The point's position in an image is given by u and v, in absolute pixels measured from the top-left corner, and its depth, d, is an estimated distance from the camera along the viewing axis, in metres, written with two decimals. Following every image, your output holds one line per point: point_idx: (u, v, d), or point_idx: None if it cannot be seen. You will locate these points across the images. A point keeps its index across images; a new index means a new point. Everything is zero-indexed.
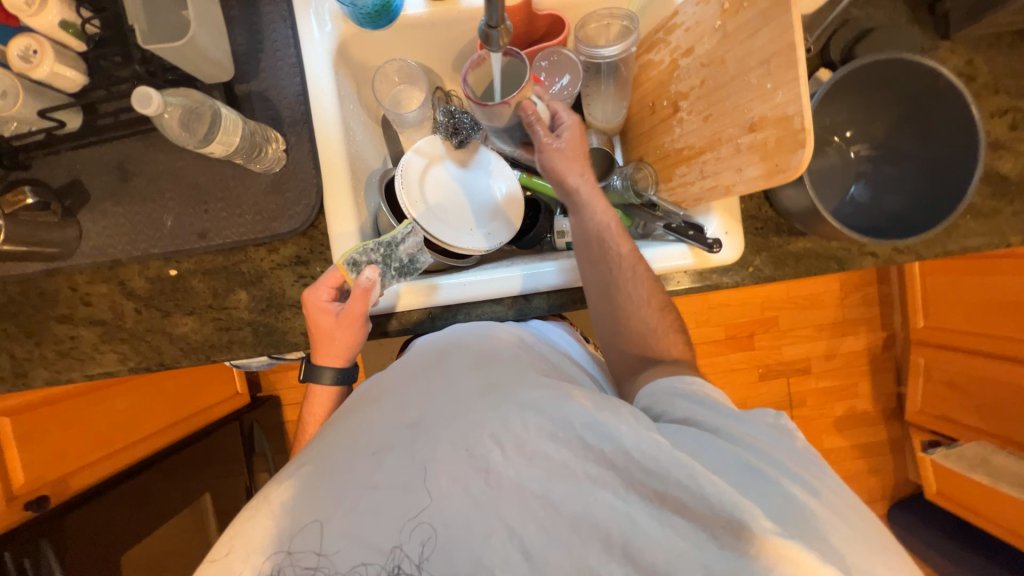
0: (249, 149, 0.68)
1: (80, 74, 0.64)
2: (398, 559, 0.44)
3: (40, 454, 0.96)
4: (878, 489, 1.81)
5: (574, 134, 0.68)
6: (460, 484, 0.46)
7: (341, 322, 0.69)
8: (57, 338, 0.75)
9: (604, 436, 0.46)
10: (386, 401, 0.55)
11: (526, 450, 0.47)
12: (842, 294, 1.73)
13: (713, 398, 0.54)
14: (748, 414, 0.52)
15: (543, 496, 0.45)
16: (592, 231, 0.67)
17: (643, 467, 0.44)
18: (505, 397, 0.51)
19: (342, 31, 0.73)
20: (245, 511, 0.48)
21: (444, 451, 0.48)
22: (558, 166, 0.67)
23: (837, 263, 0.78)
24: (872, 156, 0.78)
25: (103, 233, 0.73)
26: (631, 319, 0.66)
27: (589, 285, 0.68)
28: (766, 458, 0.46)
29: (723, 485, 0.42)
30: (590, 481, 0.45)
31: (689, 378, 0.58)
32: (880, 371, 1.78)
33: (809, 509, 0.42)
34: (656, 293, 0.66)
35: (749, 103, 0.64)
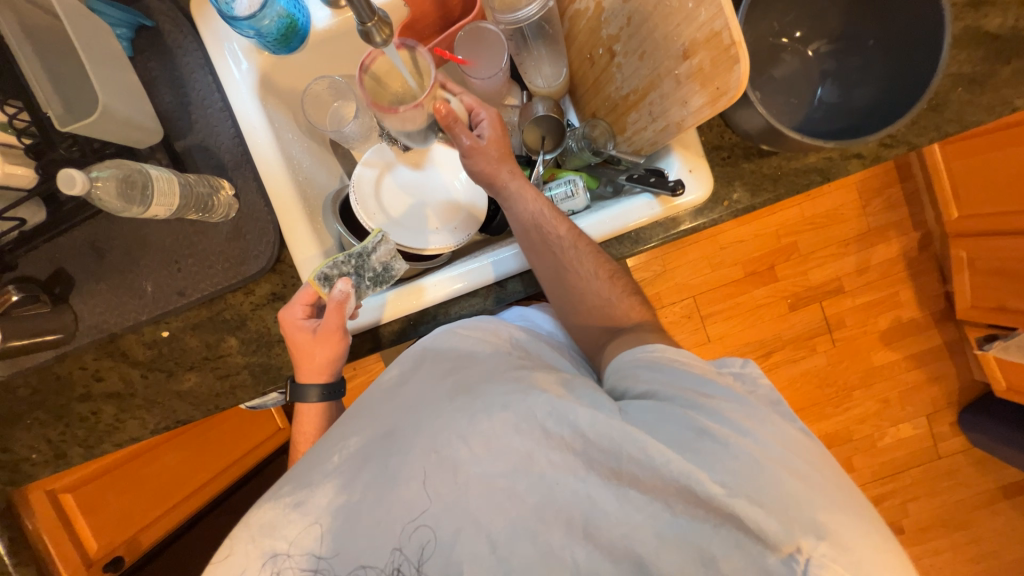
0: (197, 203, 0.70)
1: (27, 169, 0.65)
2: (398, 561, 0.47)
3: (105, 520, 1.05)
4: (943, 397, 1.70)
5: (494, 129, 0.66)
6: (428, 487, 0.48)
7: (318, 338, 0.69)
8: (82, 416, 0.80)
9: (564, 422, 0.48)
10: (363, 413, 0.58)
11: (492, 445, 0.49)
12: (861, 202, 1.61)
13: (675, 364, 0.54)
14: (708, 375, 0.53)
15: (509, 487, 0.47)
16: (528, 220, 0.67)
17: (599, 447, 0.47)
18: (471, 395, 0.52)
19: (260, 63, 0.73)
20: (234, 532, 0.51)
21: (414, 456, 0.50)
22: (485, 170, 0.67)
23: (821, 175, 0.72)
24: (833, 51, 0.71)
25: (95, 311, 0.77)
26: (585, 294, 0.68)
27: (540, 270, 0.68)
28: (722, 420, 0.47)
29: (673, 456, 0.45)
30: (552, 468, 0.47)
31: (651, 346, 0.57)
32: (921, 274, 1.65)
33: (762, 467, 0.44)
34: (603, 264, 0.66)
35: (676, 29, 0.60)
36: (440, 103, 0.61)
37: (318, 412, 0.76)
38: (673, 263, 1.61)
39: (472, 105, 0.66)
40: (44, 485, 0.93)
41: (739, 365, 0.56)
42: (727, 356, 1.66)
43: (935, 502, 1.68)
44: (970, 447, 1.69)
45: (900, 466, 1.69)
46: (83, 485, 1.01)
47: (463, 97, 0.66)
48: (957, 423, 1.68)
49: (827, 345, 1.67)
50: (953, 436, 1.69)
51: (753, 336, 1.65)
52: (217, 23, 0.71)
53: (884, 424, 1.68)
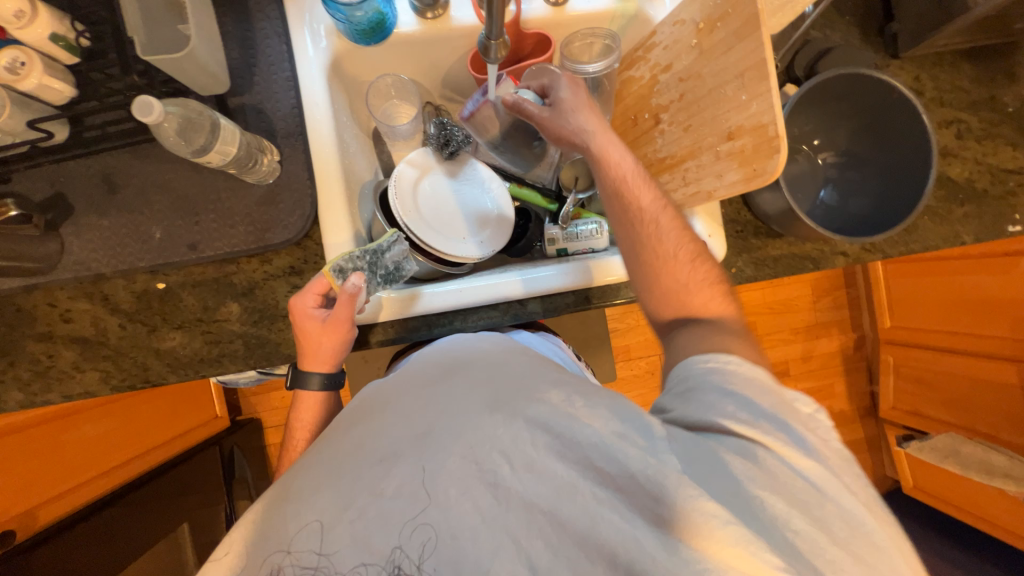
0: (243, 161, 0.68)
1: (68, 85, 0.64)
2: (398, 560, 0.46)
3: (6, 484, 0.88)
4: None
5: (570, 91, 0.70)
6: (469, 499, 0.48)
7: (327, 326, 0.68)
8: (33, 357, 0.72)
9: (611, 460, 0.47)
10: (394, 414, 0.56)
11: (535, 468, 0.48)
12: (815, 298, 1.80)
13: (743, 390, 0.50)
14: (784, 406, 0.48)
15: (552, 513, 0.46)
16: (610, 185, 0.67)
17: (649, 491, 0.45)
18: (514, 413, 0.51)
19: (336, 46, 0.75)
20: (249, 513, 0.52)
21: (452, 466, 0.49)
22: (569, 124, 0.69)
23: (812, 263, 0.83)
24: (837, 163, 0.84)
25: (87, 246, 0.71)
26: (666, 276, 0.64)
27: (620, 241, 0.67)
28: (789, 480, 0.44)
29: (725, 516, 0.42)
30: (596, 502, 0.46)
31: (725, 358, 0.53)
32: (855, 370, 1.85)
33: (815, 540, 0.42)
34: (684, 244, 0.64)
35: (726, 114, 0.68)
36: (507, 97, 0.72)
37: (318, 403, 0.73)
38: (646, 321, 1.70)
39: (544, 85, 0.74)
40: None
41: (810, 408, 0.50)
42: None
43: None
44: None
45: None
46: (3, 436, 0.88)
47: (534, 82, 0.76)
48: None
49: None
50: None
51: None
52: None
53: None
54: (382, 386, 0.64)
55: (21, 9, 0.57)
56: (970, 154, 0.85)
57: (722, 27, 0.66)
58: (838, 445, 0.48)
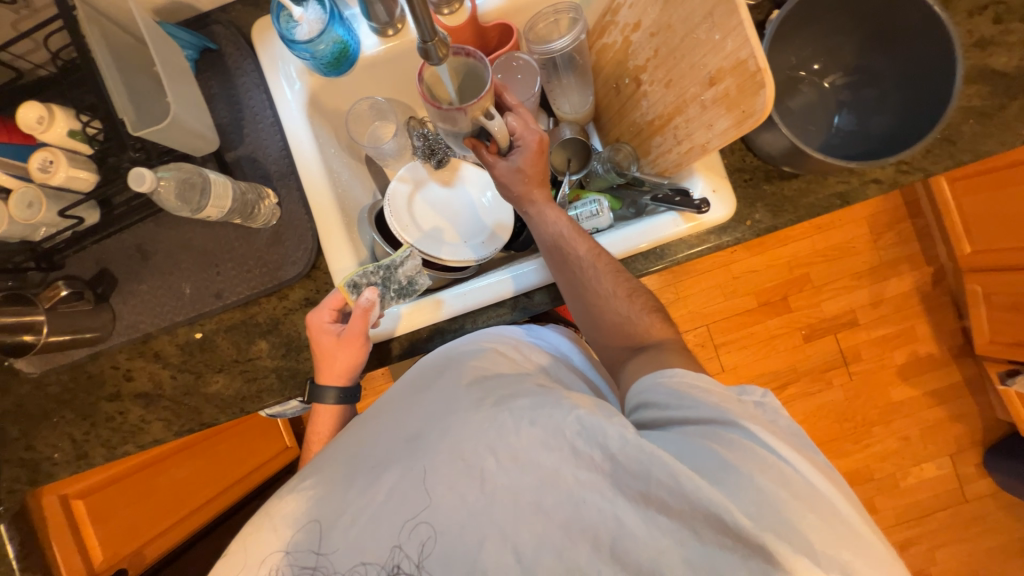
0: (243, 209, 0.74)
1: (91, 172, 0.71)
2: (398, 559, 0.48)
3: (110, 530, 1.00)
4: (966, 436, 1.65)
5: (527, 160, 0.67)
6: (456, 495, 0.48)
7: (342, 341, 0.70)
8: (108, 415, 0.81)
9: (594, 442, 0.48)
10: (386, 419, 0.59)
11: (519, 458, 0.49)
12: (873, 235, 1.63)
13: (694, 388, 0.52)
14: (726, 403, 0.51)
15: (537, 502, 0.47)
16: (550, 238, 0.70)
17: (630, 470, 0.46)
18: (497, 407, 0.53)
19: (310, 84, 0.79)
20: (250, 526, 0.53)
21: (438, 464, 0.50)
22: (517, 190, 0.70)
23: (840, 198, 0.75)
24: (849, 83, 0.76)
25: (134, 311, 0.79)
26: (605, 312, 0.68)
27: (560, 284, 0.70)
28: (745, 452, 0.46)
29: (705, 484, 0.43)
30: (580, 486, 0.47)
31: (671, 371, 0.54)
32: (937, 307, 1.65)
33: (780, 501, 0.43)
34: (622, 282, 0.67)
35: (703, 59, 0.64)
36: (469, 138, 0.68)
37: (333, 415, 0.76)
38: (686, 291, 1.62)
39: (518, 128, 0.67)
40: (58, 490, 0.91)
41: (759, 394, 0.53)
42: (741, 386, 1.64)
43: (961, 547, 1.63)
44: (998, 490, 1.63)
45: (925, 509, 1.63)
46: (93, 491, 0.98)
47: (510, 118, 0.67)
48: (982, 463, 1.63)
49: (843, 378, 1.65)
50: (979, 478, 1.63)
51: (767, 367, 1.63)
52: (274, 47, 0.77)
53: (906, 462, 1.64)
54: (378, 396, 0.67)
55: (42, 114, 0.66)
56: (1015, 38, 0.73)
57: None
58: (780, 420, 0.51)
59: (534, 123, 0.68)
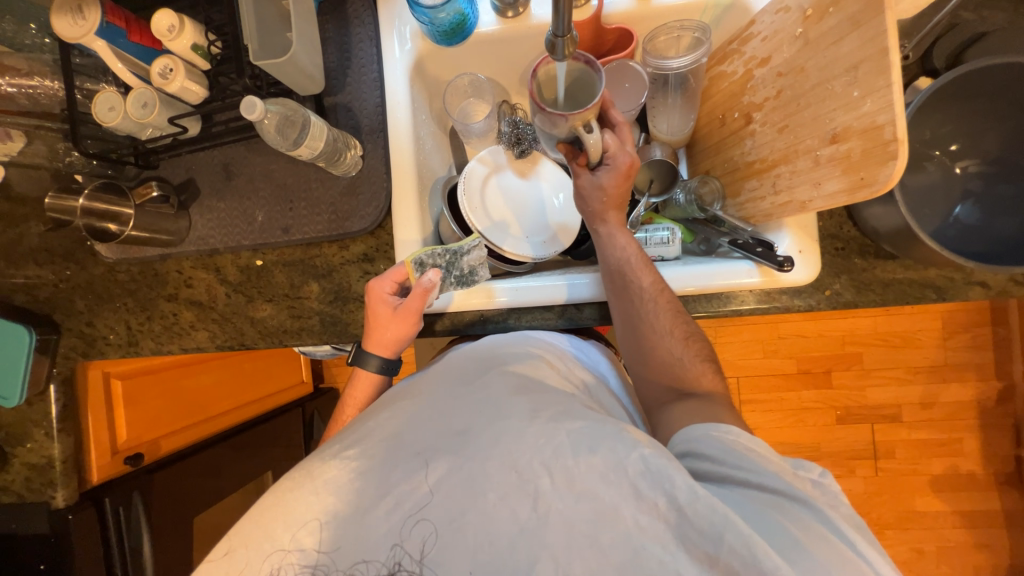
0: (330, 154, 0.75)
1: (202, 87, 0.74)
2: (398, 556, 0.49)
3: (139, 416, 1.05)
4: (986, 568, 1.53)
5: (613, 180, 0.66)
6: (508, 507, 0.49)
7: (397, 315, 0.72)
8: (163, 313, 0.86)
9: (659, 488, 0.47)
10: (428, 405, 0.59)
11: (576, 484, 0.49)
12: (946, 333, 1.50)
13: (753, 454, 0.52)
14: (787, 475, 0.50)
15: (592, 535, 0.47)
16: (614, 264, 0.69)
17: (697, 527, 0.45)
18: (553, 424, 0.52)
19: (420, 48, 0.80)
20: (289, 481, 0.54)
21: (491, 470, 0.50)
22: (593, 207, 0.70)
23: (935, 292, 0.70)
24: (983, 173, 0.69)
25: (207, 225, 0.83)
26: (657, 350, 0.66)
27: (614, 313, 0.70)
28: (815, 535, 0.45)
29: (780, 562, 0.42)
30: (639, 531, 0.47)
31: (726, 428, 0.54)
32: (995, 427, 1.52)
33: None
34: (679, 323, 0.66)
35: (831, 113, 0.59)
36: (564, 143, 0.68)
37: (371, 383, 0.78)
38: (725, 339, 1.56)
39: (612, 147, 0.65)
40: (102, 366, 0.97)
41: (816, 473, 0.51)
42: None
43: None
44: None
45: None
46: (129, 376, 1.04)
47: (608, 134, 0.65)
48: None
49: (869, 471, 1.55)
50: None
51: (791, 438, 1.56)
52: (396, 5, 0.79)
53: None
54: (422, 374, 0.68)
55: (174, 23, 0.70)
56: None
57: (835, 13, 0.57)
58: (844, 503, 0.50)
59: (630, 145, 0.66)
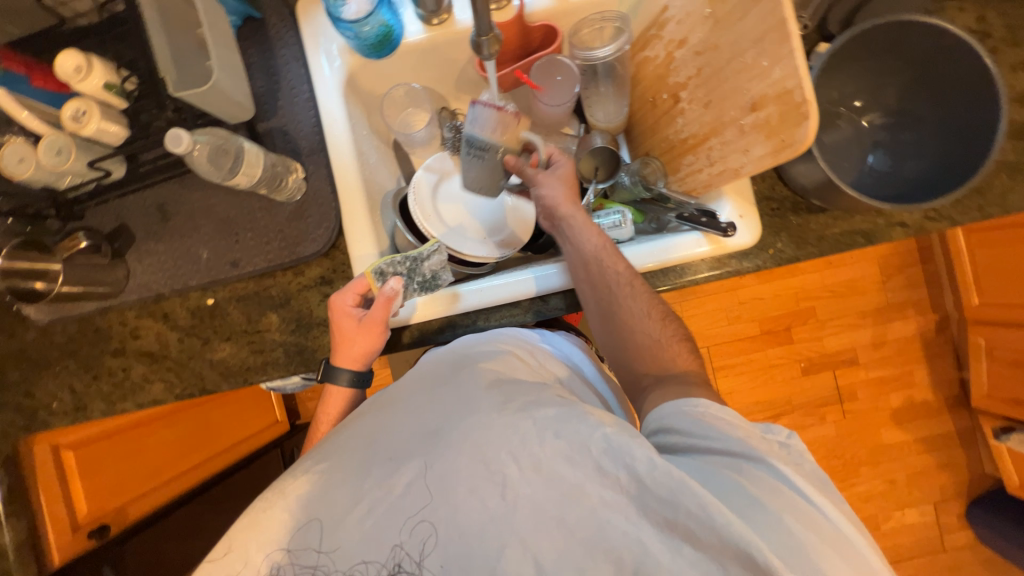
0: (270, 180, 0.74)
1: (121, 126, 0.71)
2: (398, 558, 0.49)
3: (96, 484, 0.97)
4: (952, 486, 1.65)
5: (566, 173, 0.75)
6: (477, 498, 0.50)
7: (363, 327, 0.71)
8: (110, 370, 0.81)
9: (620, 462, 0.48)
10: (401, 410, 0.59)
11: (543, 469, 0.50)
12: (883, 276, 1.63)
13: (718, 421, 0.55)
14: (752, 439, 0.53)
15: (559, 516, 0.48)
16: (587, 252, 0.71)
17: (657, 494, 0.46)
18: (521, 413, 0.53)
19: (349, 64, 0.79)
20: (261, 500, 0.54)
21: (460, 465, 0.51)
22: (558, 199, 0.73)
23: (864, 237, 0.75)
24: (887, 124, 0.76)
25: (147, 270, 0.79)
26: (635, 332, 0.69)
27: (591, 304, 0.70)
28: (773, 492, 0.48)
29: (732, 517, 0.44)
30: (603, 505, 0.48)
31: (695, 401, 0.57)
32: (939, 356, 1.65)
33: (808, 545, 0.44)
34: (655, 304, 0.69)
35: (747, 83, 0.64)
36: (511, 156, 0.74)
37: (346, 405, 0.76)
38: (691, 312, 1.62)
39: (554, 153, 0.77)
40: (51, 439, 0.90)
41: (784, 436, 0.54)
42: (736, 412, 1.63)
43: None
44: (977, 543, 1.63)
45: (903, 554, 1.63)
46: (81, 446, 0.96)
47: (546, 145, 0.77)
48: (964, 515, 1.64)
49: (837, 415, 1.65)
50: (960, 529, 1.64)
51: (763, 395, 1.64)
52: (318, 22, 0.78)
53: (889, 505, 1.64)
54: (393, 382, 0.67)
55: (79, 64, 0.65)
56: None
57: None
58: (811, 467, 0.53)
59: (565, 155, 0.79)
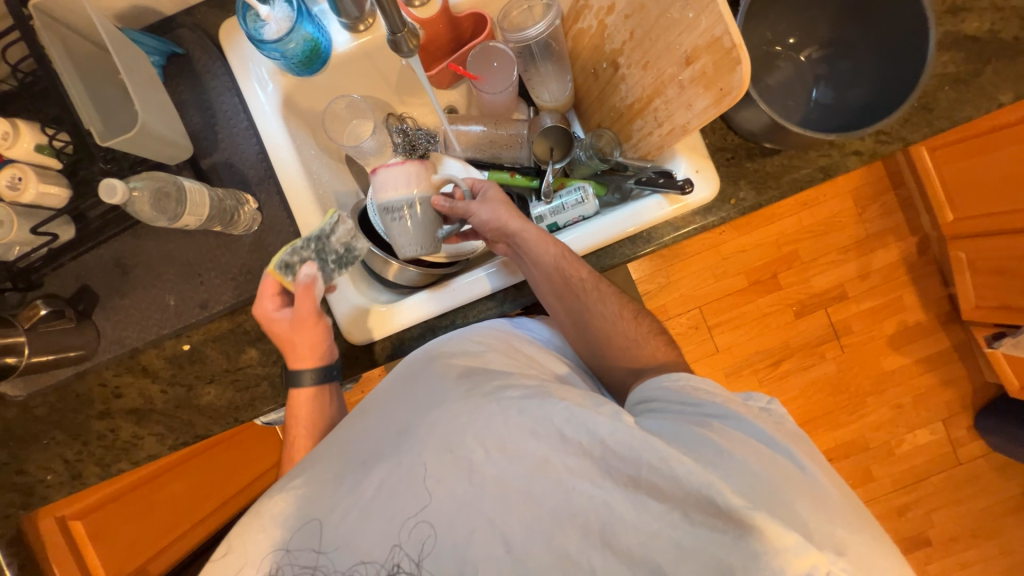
0: (222, 216, 0.72)
1: (62, 187, 0.70)
2: (398, 558, 0.51)
3: (112, 549, 1.00)
4: (957, 401, 1.68)
5: (496, 193, 0.75)
6: (446, 486, 0.52)
7: (296, 324, 0.69)
8: (99, 433, 0.80)
9: (582, 429, 0.52)
10: (378, 417, 0.62)
11: (508, 448, 0.52)
12: (858, 208, 1.64)
13: (693, 390, 0.58)
14: (731, 402, 0.56)
15: (526, 491, 0.51)
16: (549, 264, 0.70)
17: (618, 454, 0.50)
18: (486, 398, 0.56)
19: (283, 85, 0.78)
20: (243, 520, 0.56)
21: (427, 456, 0.54)
22: (503, 221, 0.71)
23: (823, 172, 0.75)
24: (825, 56, 0.76)
25: (118, 327, 0.77)
26: (612, 336, 0.72)
27: (564, 313, 0.72)
28: (738, 441, 0.51)
29: (691, 465, 0.48)
30: (568, 472, 0.51)
31: (675, 375, 0.61)
32: (924, 276, 1.67)
33: (772, 482, 0.48)
34: (625, 305, 0.73)
35: (678, 38, 0.63)
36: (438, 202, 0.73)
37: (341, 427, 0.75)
38: (677, 276, 1.63)
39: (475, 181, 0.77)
40: (55, 510, 0.90)
41: (764, 401, 0.59)
42: (736, 366, 1.65)
43: (955, 508, 1.66)
44: (990, 452, 1.66)
45: (921, 474, 1.66)
46: (91, 512, 0.97)
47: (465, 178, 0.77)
48: (973, 427, 1.67)
49: (836, 351, 1.67)
50: (971, 441, 1.67)
51: (760, 344, 1.65)
52: (244, 48, 0.76)
53: (900, 430, 1.67)
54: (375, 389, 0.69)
55: (6, 130, 0.64)
56: (986, 3, 0.73)
57: None
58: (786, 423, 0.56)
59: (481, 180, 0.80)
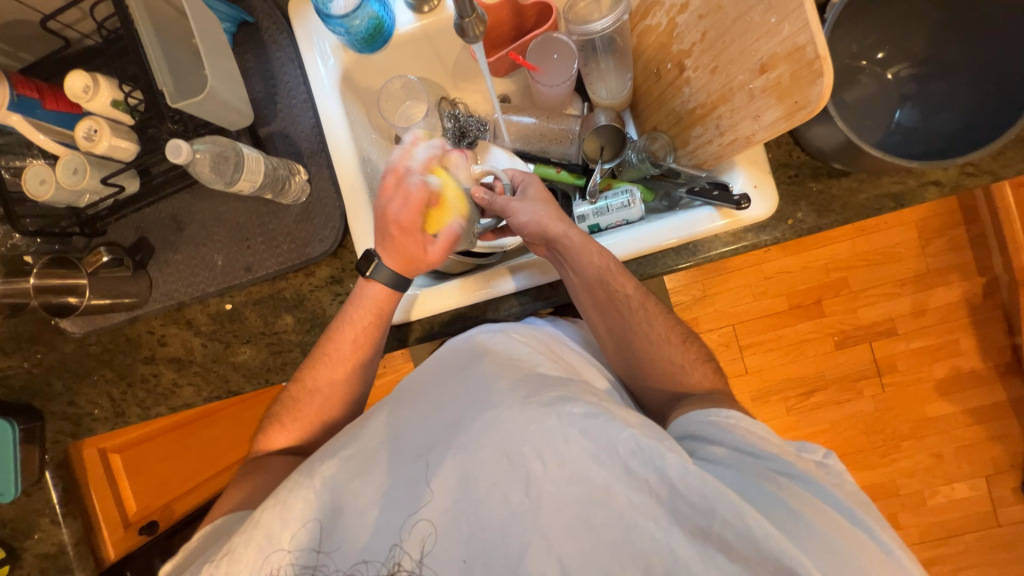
0: (275, 184, 0.74)
1: (132, 142, 0.73)
2: (398, 556, 0.53)
3: (142, 485, 1.08)
4: (1006, 459, 1.56)
5: (535, 190, 0.76)
6: (502, 496, 0.53)
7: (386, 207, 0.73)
8: (143, 377, 0.85)
9: (650, 466, 0.51)
10: (429, 411, 0.62)
11: (570, 469, 0.52)
12: (923, 240, 1.52)
13: (749, 434, 0.57)
14: (787, 454, 0.56)
15: (586, 517, 0.51)
16: (592, 275, 0.69)
17: (690, 501, 0.49)
18: (544, 408, 0.55)
19: (343, 61, 0.79)
20: (284, 488, 0.58)
21: (485, 462, 0.54)
22: (546, 223, 0.70)
23: (894, 201, 0.70)
24: (915, 75, 0.70)
25: (168, 280, 0.81)
26: (657, 359, 0.70)
27: (604, 326, 0.71)
28: (806, 502, 0.51)
29: (770, 528, 0.46)
30: (632, 508, 0.50)
31: (726, 412, 0.60)
32: (988, 322, 1.54)
33: (847, 552, 0.48)
34: (671, 327, 0.71)
35: (755, 44, 0.60)
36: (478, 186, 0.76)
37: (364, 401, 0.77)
38: (714, 290, 1.57)
39: (518, 176, 0.78)
40: (98, 442, 0.98)
41: (820, 454, 0.59)
42: (765, 390, 1.58)
43: (985, 571, 1.56)
44: None
45: (953, 530, 1.56)
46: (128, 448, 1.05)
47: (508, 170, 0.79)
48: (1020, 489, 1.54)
49: (875, 389, 1.57)
50: (1015, 503, 1.55)
51: (794, 371, 1.58)
52: (310, 21, 0.77)
53: (936, 480, 1.56)
54: (417, 375, 0.69)
55: (87, 83, 0.67)
56: None
57: None
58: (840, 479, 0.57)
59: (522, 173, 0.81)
